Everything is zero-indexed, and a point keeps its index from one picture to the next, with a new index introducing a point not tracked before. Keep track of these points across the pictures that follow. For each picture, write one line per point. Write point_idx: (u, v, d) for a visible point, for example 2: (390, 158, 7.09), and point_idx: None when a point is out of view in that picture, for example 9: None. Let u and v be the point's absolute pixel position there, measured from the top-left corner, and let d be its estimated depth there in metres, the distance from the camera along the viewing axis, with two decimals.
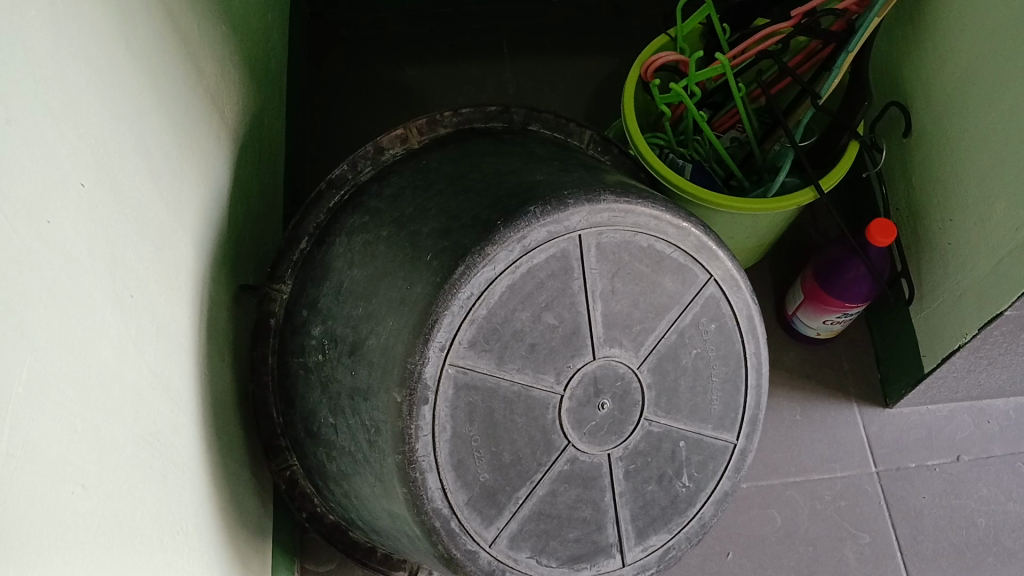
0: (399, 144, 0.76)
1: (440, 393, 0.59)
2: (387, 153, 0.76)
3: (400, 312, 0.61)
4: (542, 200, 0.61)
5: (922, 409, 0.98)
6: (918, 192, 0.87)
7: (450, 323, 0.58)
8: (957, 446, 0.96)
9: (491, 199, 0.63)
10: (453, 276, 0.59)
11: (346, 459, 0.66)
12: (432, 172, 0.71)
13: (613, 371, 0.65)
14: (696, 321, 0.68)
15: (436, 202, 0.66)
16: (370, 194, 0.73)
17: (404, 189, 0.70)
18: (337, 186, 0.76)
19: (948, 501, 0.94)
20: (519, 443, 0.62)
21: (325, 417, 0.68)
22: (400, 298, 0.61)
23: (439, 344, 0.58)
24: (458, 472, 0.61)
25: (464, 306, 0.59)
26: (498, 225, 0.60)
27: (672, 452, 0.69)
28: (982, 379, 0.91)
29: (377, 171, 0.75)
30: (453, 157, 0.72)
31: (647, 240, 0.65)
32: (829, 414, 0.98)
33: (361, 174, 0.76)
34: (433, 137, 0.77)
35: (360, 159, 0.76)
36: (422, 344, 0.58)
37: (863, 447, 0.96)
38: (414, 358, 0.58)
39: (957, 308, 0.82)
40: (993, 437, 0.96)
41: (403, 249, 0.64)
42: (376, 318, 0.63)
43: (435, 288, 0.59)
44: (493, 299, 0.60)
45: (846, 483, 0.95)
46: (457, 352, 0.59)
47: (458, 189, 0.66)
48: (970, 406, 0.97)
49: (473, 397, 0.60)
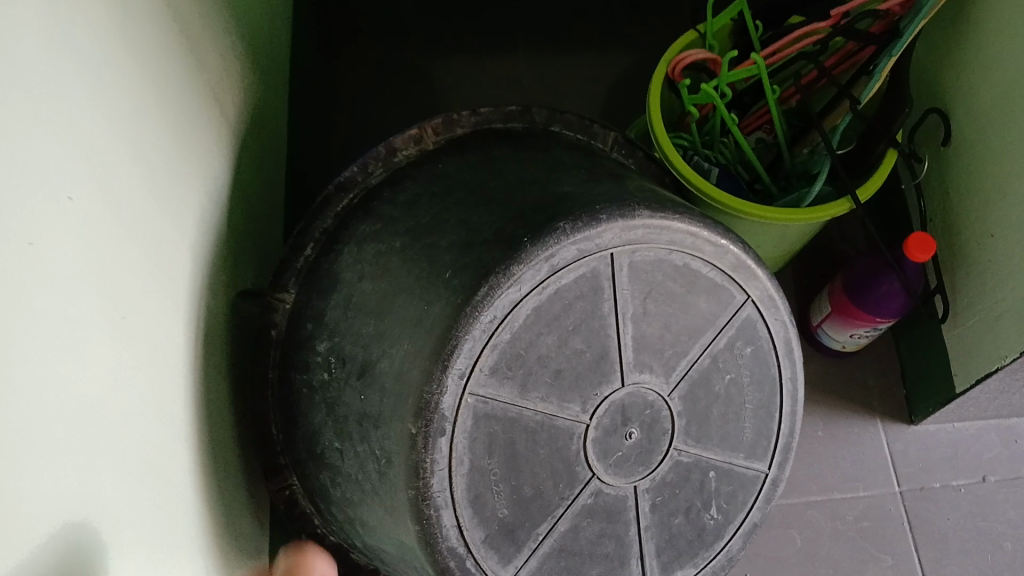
0: (413, 144, 0.71)
1: (458, 423, 0.54)
2: (399, 154, 0.70)
3: (413, 334, 0.56)
4: (572, 214, 0.56)
5: (948, 427, 0.93)
6: (954, 202, 0.82)
7: (468, 350, 0.53)
8: (984, 467, 0.92)
9: (515, 212, 0.58)
10: (475, 298, 0.54)
11: (353, 486, 0.61)
12: (449, 179, 0.65)
13: (642, 399, 0.61)
14: (731, 344, 0.64)
15: (454, 213, 0.61)
16: (382, 199, 0.67)
17: (418, 197, 0.65)
18: (346, 189, 0.70)
19: (974, 524, 0.90)
20: (540, 476, 0.58)
21: (330, 439, 0.63)
22: (414, 319, 0.56)
23: (458, 371, 0.53)
24: (475, 508, 0.56)
25: (487, 330, 0.54)
26: (524, 242, 0.55)
27: (701, 483, 0.65)
28: (1015, 398, 0.86)
29: (389, 173, 0.69)
30: (471, 163, 0.67)
31: (681, 259, 0.60)
32: (852, 431, 0.94)
33: (371, 177, 0.70)
34: (448, 138, 0.71)
35: (371, 161, 0.70)
36: (439, 371, 0.53)
37: (887, 466, 0.92)
38: (430, 388, 0.53)
39: (997, 328, 0.77)
40: (1022, 457, 0.92)
41: (417, 265, 0.59)
42: (388, 338, 0.58)
43: (453, 311, 0.54)
44: (517, 323, 0.55)
45: (868, 503, 0.91)
46: (477, 380, 0.54)
47: (479, 201, 0.61)
48: (997, 424, 0.93)
49: (492, 428, 0.56)
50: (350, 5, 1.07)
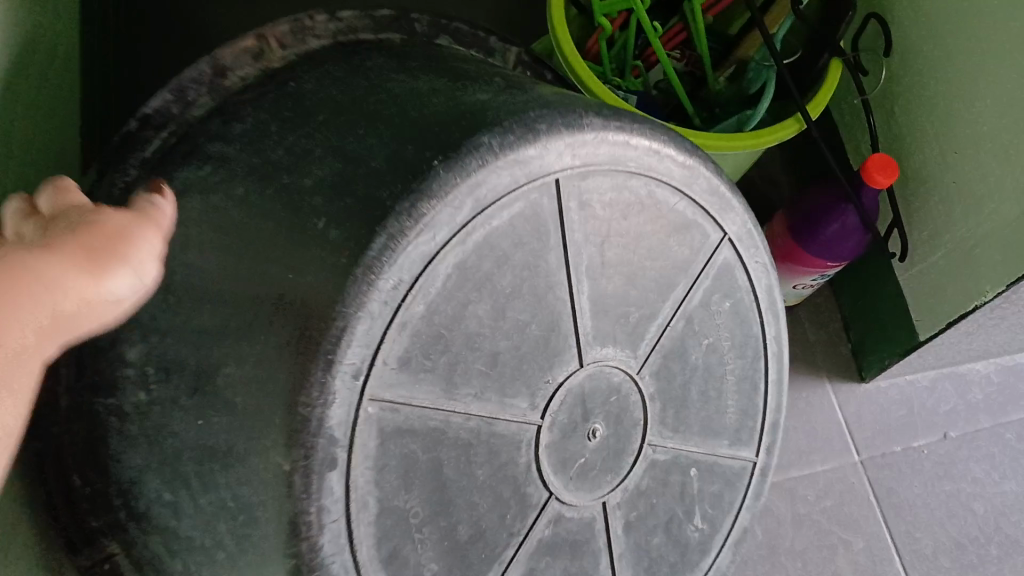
0: (249, 60, 0.50)
1: (355, 447, 0.36)
2: (231, 76, 0.50)
3: (277, 318, 0.36)
4: (500, 124, 0.38)
5: (901, 382, 0.83)
6: (907, 121, 0.70)
7: (365, 332, 0.35)
8: (943, 422, 0.82)
9: (409, 129, 0.40)
10: (367, 256, 0.35)
11: (196, 559, 0.41)
12: (302, 99, 0.46)
13: (606, 382, 0.44)
14: (708, 300, 0.48)
15: (316, 141, 0.42)
16: (211, 134, 0.47)
17: (257, 124, 0.45)
18: (159, 126, 0.49)
19: (943, 488, 0.80)
20: (479, 509, 0.40)
21: (157, 491, 0.42)
22: (272, 297, 0.37)
23: (350, 368, 0.35)
24: (390, 570, 0.38)
25: (388, 303, 0.36)
26: (433, 167, 0.37)
27: (682, 487, 0.49)
28: (978, 342, 0.76)
29: (218, 101, 0.49)
30: (332, 77, 0.47)
31: (646, 187, 0.44)
32: (801, 397, 0.81)
33: (194, 108, 0.49)
34: (300, 52, 0.51)
35: (190, 87, 0.50)
36: (321, 371, 0.34)
37: (843, 434, 0.81)
38: (309, 398, 0.34)
39: (974, 266, 0.65)
40: (978, 407, 0.83)
41: (268, 218, 0.39)
42: (236, 331, 0.38)
43: (335, 274, 0.35)
44: (433, 289, 0.37)
45: (829, 479, 0.79)
46: (382, 379, 0.36)
47: (351, 122, 0.42)
48: (950, 373, 0.84)
49: (407, 448, 0.37)
50: None
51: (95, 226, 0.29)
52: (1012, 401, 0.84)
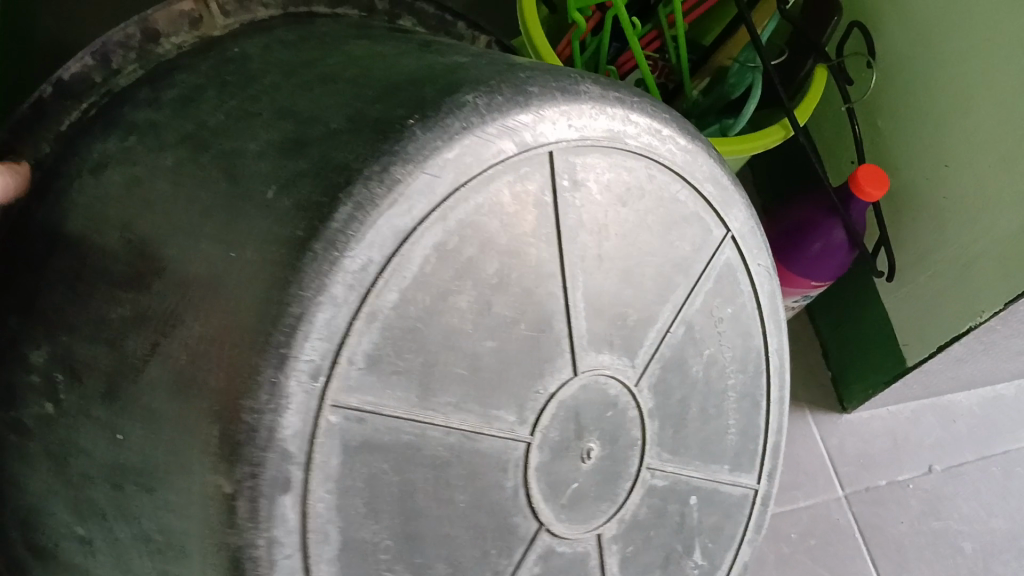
0: (187, 26, 0.43)
1: (314, 462, 0.29)
2: (165, 43, 0.43)
3: (223, 312, 0.30)
4: (482, 86, 0.34)
5: (884, 413, 0.79)
6: (893, 135, 0.67)
7: (321, 325, 0.29)
8: (928, 455, 0.79)
9: (378, 92, 0.34)
10: (330, 228, 0.29)
11: None
12: (249, 65, 0.39)
13: (600, 396, 0.38)
14: (707, 306, 0.43)
15: (263, 108, 0.35)
16: (139, 102, 0.40)
17: (196, 92, 0.38)
18: (77, 97, 0.41)
19: (930, 525, 0.76)
20: (459, 542, 0.34)
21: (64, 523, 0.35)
22: (206, 283, 0.30)
23: (307, 364, 0.29)
24: None
25: (354, 287, 0.30)
26: (408, 127, 0.31)
27: (681, 518, 0.43)
28: (964, 371, 0.73)
29: (149, 69, 0.41)
30: (283, 42, 0.41)
31: (646, 172, 0.39)
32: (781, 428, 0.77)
33: (120, 76, 0.42)
34: (245, 21, 0.44)
35: (114, 50, 0.42)
36: (270, 367, 0.28)
37: (824, 467, 0.76)
38: (256, 403, 0.28)
39: (973, 284, 0.61)
40: (961, 439, 0.80)
41: (207, 196, 0.33)
42: (166, 328, 0.31)
43: (291, 259, 0.29)
44: (409, 273, 0.31)
45: (813, 516, 0.74)
46: (343, 381, 0.30)
47: (307, 85, 0.36)
48: (934, 403, 0.81)
49: (376, 465, 0.31)
50: None
51: None
52: (994, 433, 0.81)
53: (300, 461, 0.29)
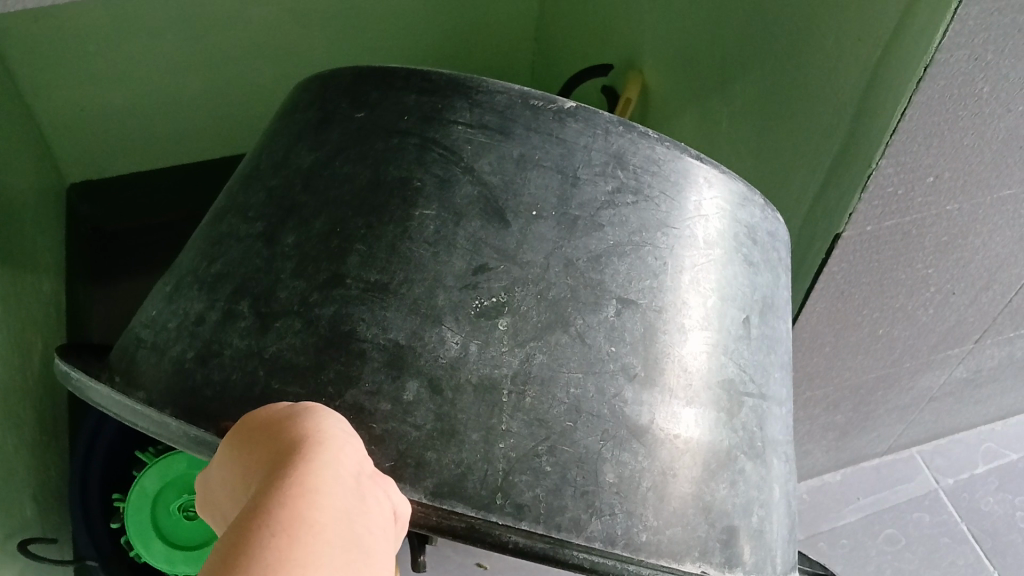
0: (121, 390, 0.41)
1: (555, 162, 0.40)
2: (109, 381, 0.43)
3: (388, 280, 0.38)
4: (375, 71, 0.43)
5: (941, 492, 1.21)
6: (700, 118, 0.80)
7: (446, 173, 0.39)
8: (849, 492, 1.20)
9: (239, 224, 0.42)
10: (498, 116, 0.40)
11: (574, 470, 0.37)
12: (149, 368, 0.41)
13: None
14: None
15: (205, 309, 0.40)
16: (169, 361, 0.40)
17: (154, 405, 0.40)
18: (136, 407, 0.41)
19: (866, 557, 1.14)
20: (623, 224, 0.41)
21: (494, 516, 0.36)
22: (401, 222, 0.39)
23: (536, 136, 0.40)
24: (619, 291, 0.39)
25: (524, 122, 0.40)
26: (420, 109, 0.41)
27: None
28: (927, 267, 0.75)
29: (146, 369, 0.41)
30: (125, 359, 0.43)
31: None
32: (897, 376, 0.96)
33: (136, 392, 0.41)
34: (120, 376, 0.42)
35: (117, 385, 0.42)
36: (542, 135, 0.40)
37: (811, 406, 0.96)
38: (549, 157, 0.40)
39: (793, 203, 0.68)
40: (900, 436, 1.17)
41: (272, 327, 0.38)
42: (377, 340, 0.37)
43: (398, 191, 0.39)
44: (502, 107, 0.41)
45: (827, 539, 1.15)
46: (539, 140, 0.40)
47: (193, 296, 0.41)
48: (883, 460, 1.23)
49: (534, 173, 0.40)
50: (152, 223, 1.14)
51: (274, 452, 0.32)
52: (1016, 359, 1.06)
53: (537, 213, 0.39)
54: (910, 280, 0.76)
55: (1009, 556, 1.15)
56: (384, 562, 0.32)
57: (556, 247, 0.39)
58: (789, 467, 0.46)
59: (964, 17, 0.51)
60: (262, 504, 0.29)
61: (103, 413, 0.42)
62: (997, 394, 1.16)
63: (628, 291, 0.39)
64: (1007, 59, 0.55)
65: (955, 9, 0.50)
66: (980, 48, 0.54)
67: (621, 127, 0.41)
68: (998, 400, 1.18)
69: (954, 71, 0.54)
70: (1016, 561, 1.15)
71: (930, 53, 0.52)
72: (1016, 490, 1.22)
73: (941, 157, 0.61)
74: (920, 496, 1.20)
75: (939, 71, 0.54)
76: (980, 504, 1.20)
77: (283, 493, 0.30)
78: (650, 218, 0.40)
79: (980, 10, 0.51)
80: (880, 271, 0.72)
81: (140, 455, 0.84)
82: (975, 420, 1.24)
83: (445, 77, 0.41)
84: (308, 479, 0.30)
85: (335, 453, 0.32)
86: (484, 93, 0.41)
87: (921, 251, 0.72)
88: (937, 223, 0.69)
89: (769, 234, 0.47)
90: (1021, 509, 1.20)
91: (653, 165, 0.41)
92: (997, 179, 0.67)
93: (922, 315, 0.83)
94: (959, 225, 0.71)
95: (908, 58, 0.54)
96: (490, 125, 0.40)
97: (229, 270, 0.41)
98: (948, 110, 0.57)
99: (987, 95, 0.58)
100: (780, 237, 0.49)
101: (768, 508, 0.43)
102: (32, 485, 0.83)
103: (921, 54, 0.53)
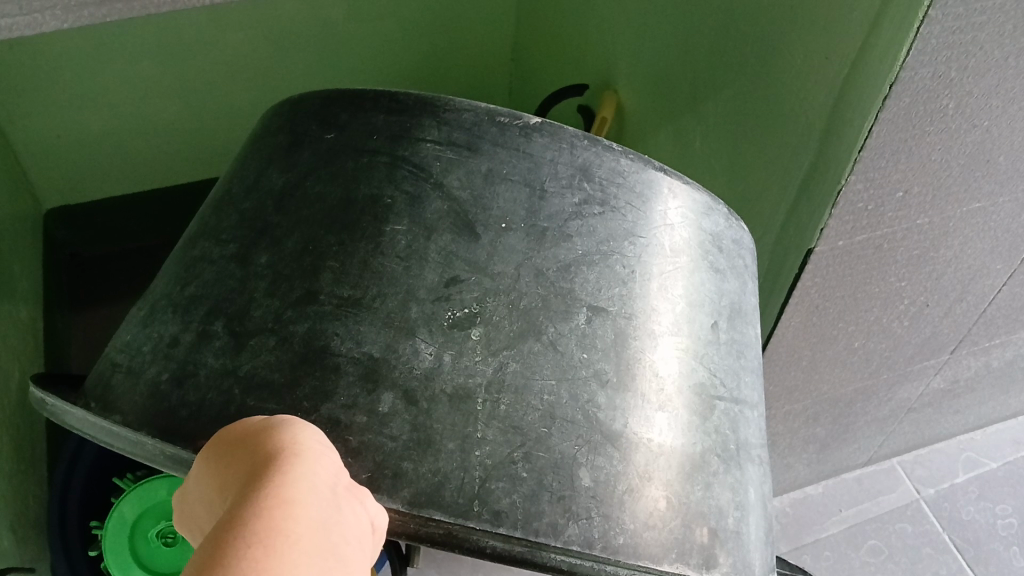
0: (97, 412, 0.41)
1: (522, 176, 0.41)
2: (85, 403, 0.42)
3: (359, 295, 0.38)
4: (348, 94, 0.44)
5: (922, 502, 1.22)
6: (674, 138, 0.82)
7: (416, 189, 0.40)
8: (832, 503, 1.21)
9: (213, 246, 0.43)
10: (467, 130, 0.41)
11: (554, 475, 0.37)
12: (123, 392, 0.41)
13: None
14: None
15: (180, 330, 0.40)
16: (145, 379, 0.40)
17: (130, 426, 0.40)
18: (110, 426, 0.41)
19: (849, 569, 1.14)
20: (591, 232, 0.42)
21: (475, 521, 0.36)
22: (371, 237, 0.39)
23: (505, 150, 0.41)
24: (588, 298, 0.40)
25: (492, 136, 0.41)
26: (390, 130, 0.42)
27: None
28: (899, 281, 0.77)
29: (121, 389, 0.41)
30: (100, 385, 0.42)
31: None
32: (875, 388, 0.98)
33: (112, 412, 0.41)
34: (97, 395, 0.42)
35: (94, 406, 0.42)
36: (511, 147, 0.41)
37: (790, 419, 0.97)
38: (516, 171, 0.41)
39: (767, 217, 0.70)
40: (881, 446, 1.18)
41: (246, 345, 0.38)
42: (352, 355, 0.37)
43: (368, 210, 0.40)
44: (471, 120, 0.41)
45: (811, 551, 1.16)
46: (508, 155, 0.41)
47: (168, 319, 0.41)
48: (865, 471, 1.24)
49: (505, 181, 0.40)
50: (126, 249, 1.18)
51: (252, 456, 0.32)
52: (993, 369, 1.08)
53: (506, 225, 0.40)
54: (884, 292, 0.78)
55: (991, 565, 1.16)
56: (361, 572, 0.32)
57: (525, 258, 0.39)
58: (763, 469, 0.47)
59: (926, 36, 0.52)
60: (239, 516, 0.29)
61: (78, 434, 0.42)
62: (975, 404, 1.18)
63: (599, 298, 0.40)
64: (971, 77, 0.57)
65: (917, 29, 0.51)
66: (944, 65, 0.55)
67: (586, 141, 0.42)
68: (975, 409, 1.20)
69: (919, 89, 0.56)
70: (997, 570, 1.16)
71: (894, 73, 0.54)
72: (996, 499, 1.23)
73: (909, 173, 0.63)
74: (901, 506, 1.21)
75: (903, 89, 0.55)
76: (961, 514, 1.21)
77: (259, 503, 0.30)
78: (617, 227, 0.41)
79: (942, 29, 0.52)
80: (852, 285, 0.74)
81: (120, 481, 0.84)
82: (954, 430, 1.25)
83: (413, 98, 0.42)
84: (285, 491, 0.31)
85: (314, 463, 0.33)
86: (451, 111, 0.42)
87: (892, 265, 0.74)
88: (907, 238, 0.71)
89: (734, 242, 0.48)
90: (1001, 518, 1.21)
91: (618, 176, 0.42)
92: (965, 193, 0.69)
93: (897, 326, 0.85)
94: (929, 239, 0.72)
95: (873, 79, 0.55)
96: (458, 142, 0.41)
97: (203, 292, 0.41)
98: (914, 126, 0.59)
99: (952, 112, 0.59)
100: (744, 244, 0.50)
101: (744, 509, 0.43)
102: (9, 516, 0.82)
103: (885, 74, 0.54)
